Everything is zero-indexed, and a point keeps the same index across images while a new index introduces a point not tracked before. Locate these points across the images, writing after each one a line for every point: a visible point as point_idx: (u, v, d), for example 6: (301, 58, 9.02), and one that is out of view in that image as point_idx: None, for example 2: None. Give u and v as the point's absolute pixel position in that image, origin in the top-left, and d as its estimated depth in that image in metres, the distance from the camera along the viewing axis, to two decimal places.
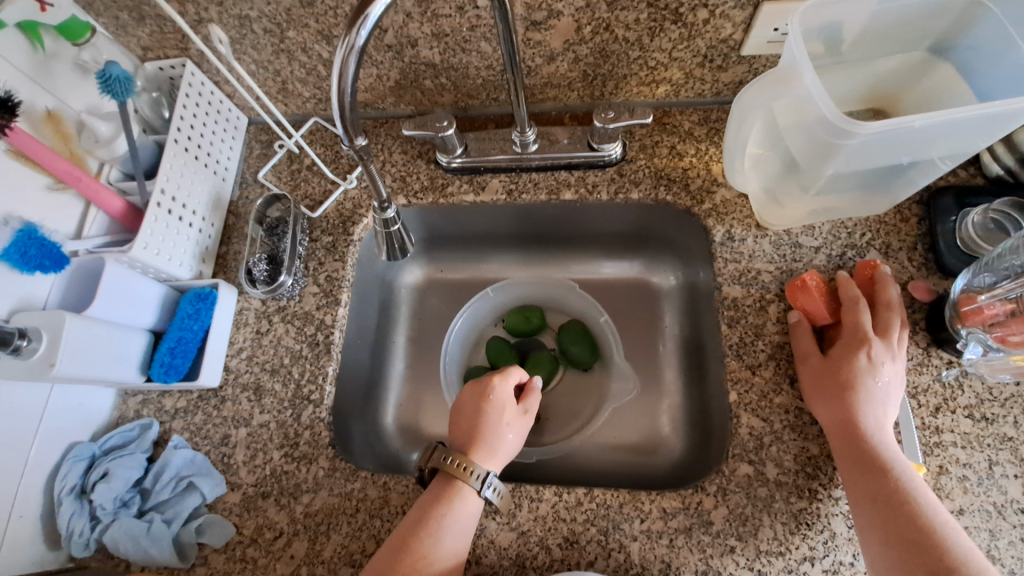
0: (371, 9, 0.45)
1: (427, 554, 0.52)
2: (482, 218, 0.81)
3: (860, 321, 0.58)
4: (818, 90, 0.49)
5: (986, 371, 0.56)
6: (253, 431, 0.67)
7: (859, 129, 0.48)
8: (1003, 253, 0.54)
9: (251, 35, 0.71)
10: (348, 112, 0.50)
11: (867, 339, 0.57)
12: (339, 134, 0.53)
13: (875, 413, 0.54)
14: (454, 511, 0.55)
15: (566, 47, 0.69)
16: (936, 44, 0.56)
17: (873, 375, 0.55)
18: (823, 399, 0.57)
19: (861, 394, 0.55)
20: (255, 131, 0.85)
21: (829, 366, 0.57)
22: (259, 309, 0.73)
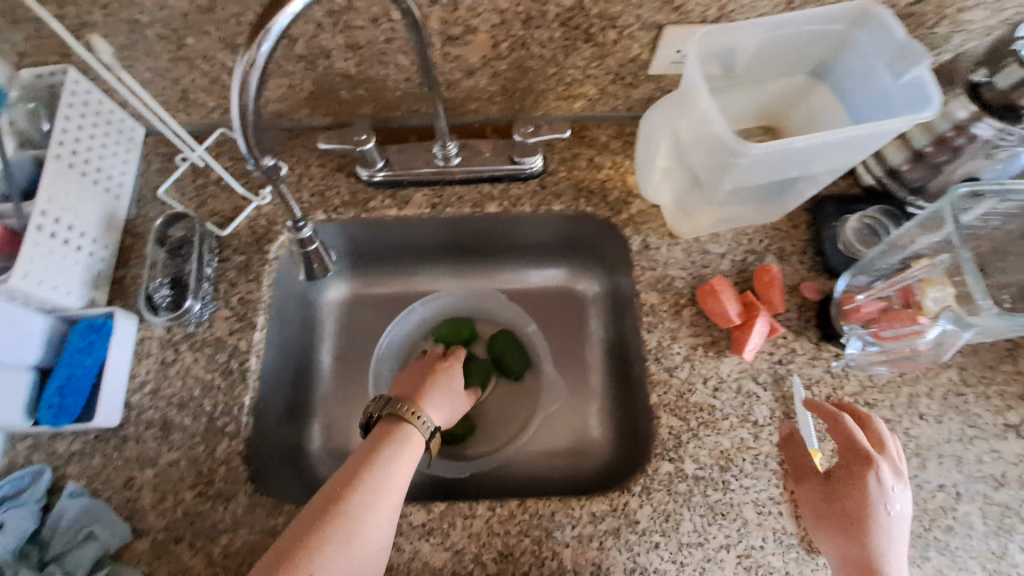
0: (273, 22, 0.43)
1: (373, 495, 0.52)
2: (406, 232, 0.80)
3: (855, 439, 0.56)
4: (713, 113, 0.53)
5: (864, 362, 0.64)
6: (161, 470, 0.62)
7: (750, 149, 0.52)
8: (874, 257, 0.61)
9: (144, 42, 0.65)
10: (251, 130, 0.48)
11: (873, 459, 0.55)
12: (243, 155, 0.50)
13: (885, 538, 0.53)
14: (399, 455, 0.56)
15: (484, 62, 0.69)
16: (814, 68, 0.62)
17: (880, 501, 0.54)
18: (830, 531, 0.55)
19: (874, 522, 0.53)
20: (154, 143, 0.78)
21: (836, 494, 0.55)
22: (163, 338, 0.68)
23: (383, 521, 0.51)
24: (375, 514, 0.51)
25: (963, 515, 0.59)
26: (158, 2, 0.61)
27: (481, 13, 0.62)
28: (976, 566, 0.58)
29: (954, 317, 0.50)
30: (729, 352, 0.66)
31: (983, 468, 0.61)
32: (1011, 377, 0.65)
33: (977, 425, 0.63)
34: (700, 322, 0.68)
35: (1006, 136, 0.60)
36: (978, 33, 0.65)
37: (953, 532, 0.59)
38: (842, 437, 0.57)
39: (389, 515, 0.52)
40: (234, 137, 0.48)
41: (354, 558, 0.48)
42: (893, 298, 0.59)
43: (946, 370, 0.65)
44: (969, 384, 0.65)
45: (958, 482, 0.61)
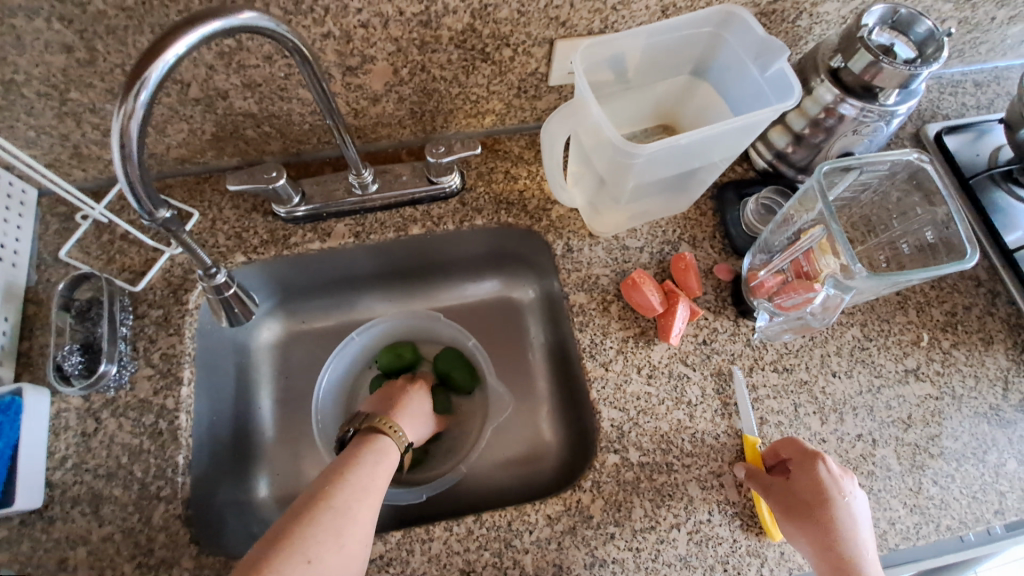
0: (148, 73, 0.42)
1: (361, 488, 0.54)
2: (334, 263, 0.79)
3: (799, 443, 0.61)
4: (603, 119, 0.56)
5: (771, 333, 0.68)
6: (93, 548, 0.58)
7: (640, 150, 0.56)
8: (770, 235, 0.66)
9: (22, 100, 0.62)
10: (139, 182, 0.46)
11: (815, 452, 0.60)
12: (135, 208, 0.48)
13: (845, 522, 0.56)
14: (382, 454, 0.59)
15: (388, 88, 0.70)
16: (695, 67, 0.67)
17: (834, 487, 0.58)
18: (802, 525, 0.57)
19: (834, 507, 0.57)
20: (49, 203, 0.74)
21: (797, 489, 0.58)
22: (81, 408, 0.64)
23: (370, 513, 0.54)
24: (364, 505, 0.53)
25: (881, 459, 0.65)
26: (32, 59, 0.58)
27: (375, 42, 0.63)
28: (897, 504, 0.63)
29: (835, 282, 0.56)
30: (657, 339, 0.69)
31: (892, 413, 0.67)
32: (906, 326, 0.72)
33: (882, 375, 0.69)
34: (628, 314, 0.71)
35: (869, 113, 0.67)
36: (833, 23, 0.72)
37: (874, 476, 0.64)
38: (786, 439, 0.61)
39: (375, 508, 0.55)
40: (121, 190, 0.46)
41: (345, 546, 0.50)
42: (787, 270, 0.63)
43: (850, 328, 0.71)
44: (871, 338, 0.71)
45: (873, 429, 0.66)
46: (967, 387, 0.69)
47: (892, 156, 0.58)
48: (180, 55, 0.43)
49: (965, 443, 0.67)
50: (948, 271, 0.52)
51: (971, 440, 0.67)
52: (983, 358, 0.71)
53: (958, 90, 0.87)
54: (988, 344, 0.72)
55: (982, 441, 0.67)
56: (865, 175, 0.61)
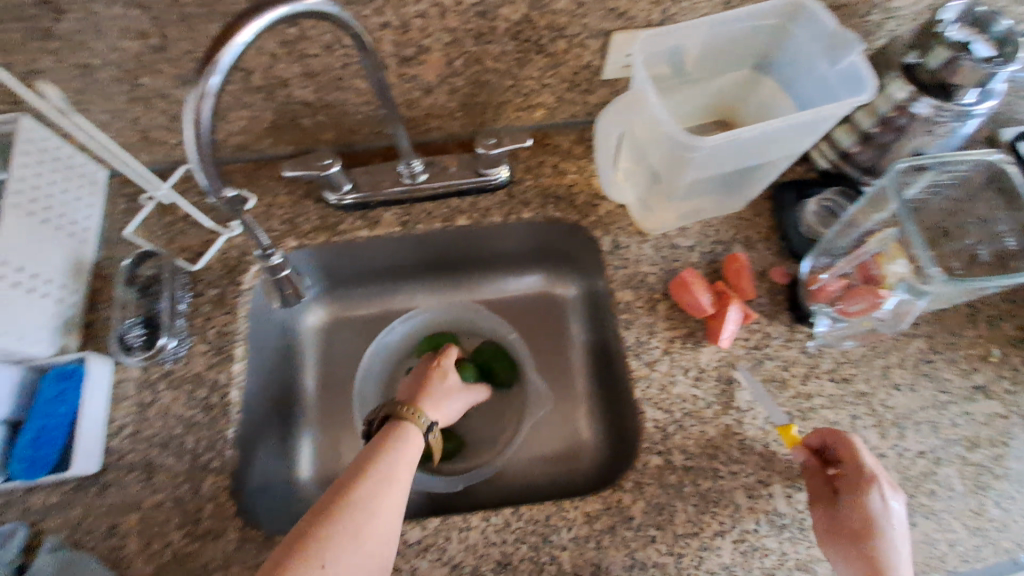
0: (219, 55, 0.43)
1: (381, 484, 0.53)
2: (381, 252, 0.80)
3: (857, 459, 0.57)
4: (662, 111, 0.54)
5: (832, 338, 0.66)
6: (146, 514, 0.61)
7: (701, 144, 0.54)
8: (834, 237, 0.63)
9: (98, 85, 0.65)
10: (208, 162, 0.48)
11: (872, 475, 0.56)
12: (202, 186, 0.50)
13: (891, 553, 0.53)
14: (403, 446, 0.57)
15: (441, 80, 0.70)
16: (758, 62, 0.65)
17: (883, 516, 0.54)
18: (841, 550, 0.55)
19: (881, 538, 0.53)
20: (117, 185, 0.78)
21: (843, 512, 0.56)
22: (140, 379, 0.67)
23: (391, 510, 0.52)
24: (384, 501, 0.52)
25: (944, 478, 0.61)
26: (109, 44, 0.61)
27: (432, 33, 0.63)
28: (961, 527, 0.59)
29: (907, 287, 0.53)
30: (706, 341, 0.67)
31: (957, 431, 0.63)
32: (974, 340, 0.68)
33: (947, 390, 0.65)
34: (676, 314, 0.69)
35: (943, 112, 0.63)
36: (906, 18, 0.69)
37: (936, 495, 0.60)
38: (843, 451, 0.58)
39: (396, 505, 0.53)
40: (192, 171, 0.48)
41: (363, 545, 0.48)
42: (852, 274, 0.61)
43: (914, 339, 0.67)
44: (936, 351, 0.67)
45: (936, 446, 0.62)
46: None
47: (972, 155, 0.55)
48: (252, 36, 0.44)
49: None
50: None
51: None
52: None
53: None
54: None
55: None
56: (941, 176, 0.57)
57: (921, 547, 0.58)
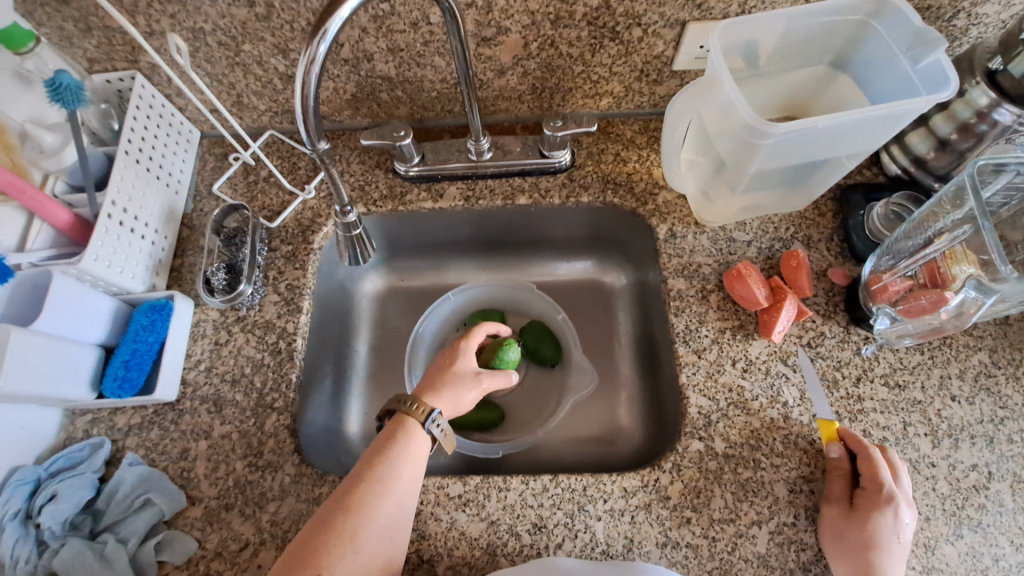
0: (329, 24, 0.47)
1: (381, 486, 0.54)
2: (441, 225, 0.84)
3: (878, 473, 0.57)
4: (739, 98, 0.55)
5: (893, 338, 0.64)
6: (214, 442, 0.66)
7: (773, 129, 0.54)
8: (899, 237, 0.62)
9: (205, 48, 0.71)
10: (312, 120, 0.52)
11: (891, 493, 0.56)
12: (303, 140, 0.54)
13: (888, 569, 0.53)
14: (408, 444, 0.58)
15: (515, 62, 0.73)
16: (835, 59, 0.65)
17: (891, 533, 0.54)
18: (841, 556, 0.55)
19: (883, 554, 0.54)
20: (208, 144, 0.85)
21: (854, 521, 0.55)
22: (217, 320, 0.72)
23: (393, 511, 0.54)
24: (382, 500, 0.54)
25: (995, 493, 0.59)
26: (220, 11, 0.66)
27: (513, 14, 0.66)
28: (1007, 543, 0.58)
29: (977, 284, 0.54)
30: (757, 334, 0.67)
31: (1014, 447, 0.61)
32: None
33: (1007, 406, 0.63)
34: (728, 306, 0.69)
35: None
36: (994, 25, 0.67)
37: (985, 510, 0.59)
38: (868, 461, 0.58)
39: (398, 506, 0.55)
40: (297, 125, 0.52)
41: (359, 551, 0.51)
42: (919, 274, 0.60)
43: (976, 352, 0.65)
44: (999, 366, 0.65)
45: (990, 461, 0.61)
46: None
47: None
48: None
49: None
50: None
51: None
52: None
53: None
54: None
55: None
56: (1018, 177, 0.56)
57: (964, 559, 0.57)
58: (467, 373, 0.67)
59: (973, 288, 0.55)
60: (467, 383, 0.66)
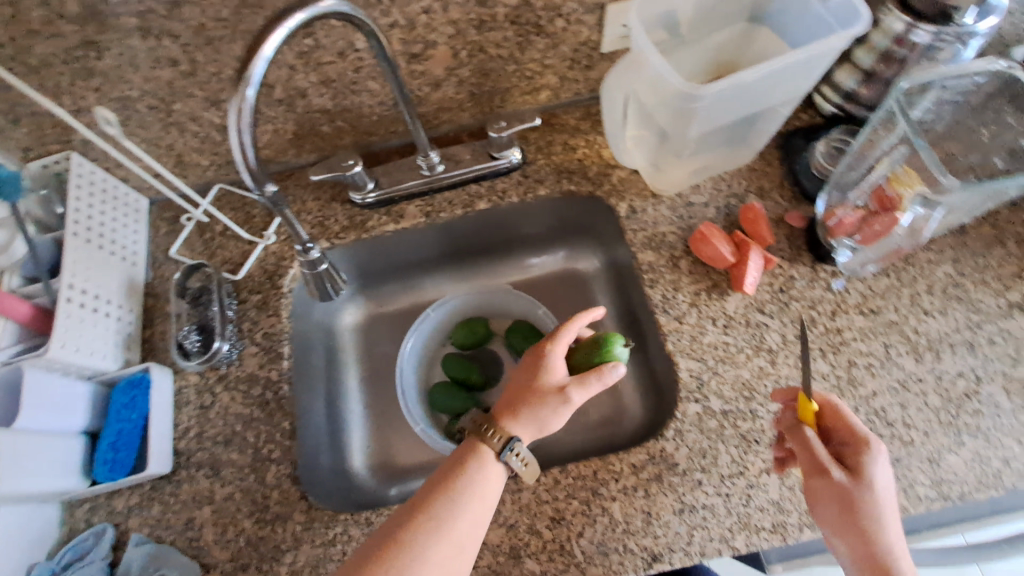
0: (251, 70, 0.47)
1: (435, 525, 0.51)
2: (408, 245, 0.84)
3: (854, 425, 0.54)
4: (666, 68, 0.56)
5: (857, 265, 0.67)
6: (217, 506, 0.65)
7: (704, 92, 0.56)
8: (844, 170, 0.65)
9: (137, 115, 0.71)
10: (254, 165, 0.52)
11: (868, 440, 0.53)
12: (248, 185, 0.54)
13: (893, 521, 0.51)
14: (471, 484, 0.54)
15: (449, 72, 0.74)
16: (751, 14, 0.66)
17: (883, 483, 0.52)
18: (851, 531, 0.50)
19: (884, 513, 0.50)
20: (159, 210, 0.83)
21: (852, 489, 0.51)
22: (198, 384, 0.71)
23: (447, 557, 0.50)
24: (438, 540, 0.50)
25: (988, 396, 0.61)
26: (145, 75, 0.66)
27: (436, 28, 0.67)
28: (1011, 442, 0.59)
29: (921, 199, 0.56)
30: (731, 290, 0.69)
31: (997, 349, 0.63)
32: (1005, 260, 0.67)
33: (981, 311, 0.65)
34: (698, 269, 0.70)
35: (946, 37, 0.64)
36: None
37: (981, 414, 0.60)
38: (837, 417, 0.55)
39: (454, 552, 0.51)
40: (239, 172, 0.51)
41: None
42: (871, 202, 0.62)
43: (940, 265, 0.67)
44: (965, 274, 0.67)
45: (975, 366, 0.62)
46: None
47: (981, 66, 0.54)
48: (282, 39, 0.48)
49: None
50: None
51: None
52: None
53: None
54: None
55: None
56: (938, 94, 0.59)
57: (971, 466, 0.59)
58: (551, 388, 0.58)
59: (921, 205, 0.57)
60: (546, 402, 0.57)
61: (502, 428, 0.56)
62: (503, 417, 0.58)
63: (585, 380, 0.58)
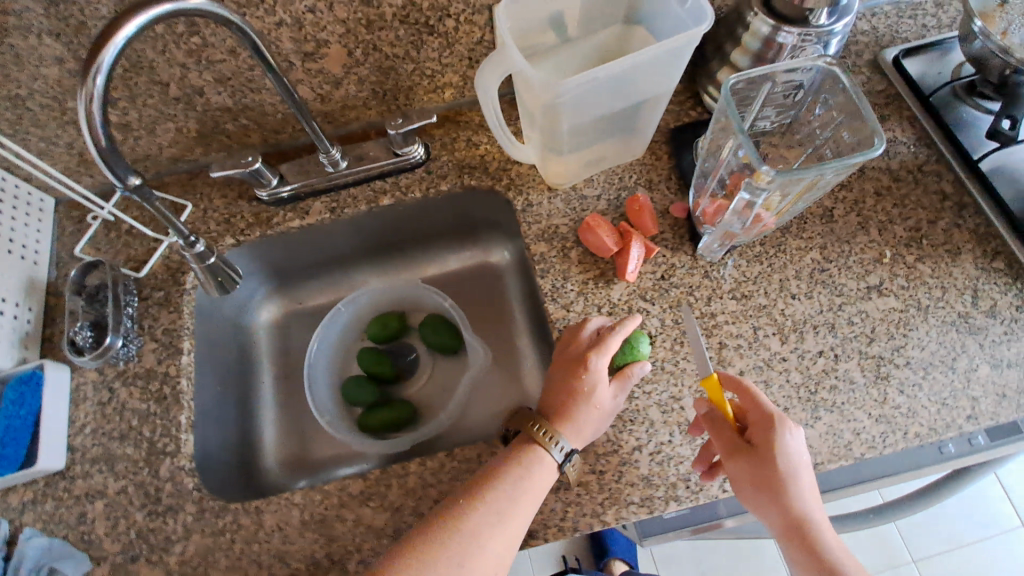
0: (100, 57, 0.46)
1: (496, 518, 0.57)
2: (319, 242, 0.86)
3: (764, 407, 0.59)
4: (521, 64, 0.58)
5: (709, 249, 0.70)
6: (110, 500, 0.66)
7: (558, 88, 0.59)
8: (704, 164, 0.67)
9: (30, 114, 0.71)
10: (114, 160, 0.50)
11: (778, 417, 0.58)
12: (110, 179, 0.52)
13: (807, 487, 0.57)
14: (531, 476, 0.59)
15: (347, 71, 0.75)
16: (627, 16, 0.70)
17: (798, 453, 0.57)
18: (766, 500, 0.57)
19: (793, 483, 0.56)
20: (65, 209, 0.83)
21: (769, 465, 0.56)
22: (97, 380, 0.72)
23: (501, 547, 0.56)
24: (495, 532, 0.56)
25: (844, 373, 0.66)
26: (32, 74, 0.66)
27: (325, 26, 0.68)
28: (861, 414, 0.64)
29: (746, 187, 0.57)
30: (616, 279, 0.72)
31: (854, 329, 0.68)
32: (868, 245, 0.71)
33: (843, 293, 0.69)
34: (587, 258, 0.74)
35: (808, 37, 0.68)
36: None
37: (837, 390, 0.65)
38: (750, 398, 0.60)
39: (510, 539, 0.57)
40: (100, 169, 0.50)
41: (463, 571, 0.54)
42: (717, 192, 0.65)
43: (809, 252, 0.72)
44: (831, 260, 0.71)
45: (834, 345, 0.67)
46: (934, 299, 0.68)
47: (791, 66, 0.56)
48: (143, 26, 0.48)
49: (933, 351, 0.66)
50: (857, 162, 0.50)
51: (939, 349, 0.66)
52: (951, 269, 0.70)
53: (920, 12, 0.85)
54: (956, 255, 0.70)
55: (951, 349, 0.66)
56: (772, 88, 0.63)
57: (825, 438, 0.63)
58: (596, 391, 0.62)
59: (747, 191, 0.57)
60: (595, 413, 0.62)
61: (555, 431, 0.61)
62: (551, 421, 0.62)
63: (621, 384, 0.64)
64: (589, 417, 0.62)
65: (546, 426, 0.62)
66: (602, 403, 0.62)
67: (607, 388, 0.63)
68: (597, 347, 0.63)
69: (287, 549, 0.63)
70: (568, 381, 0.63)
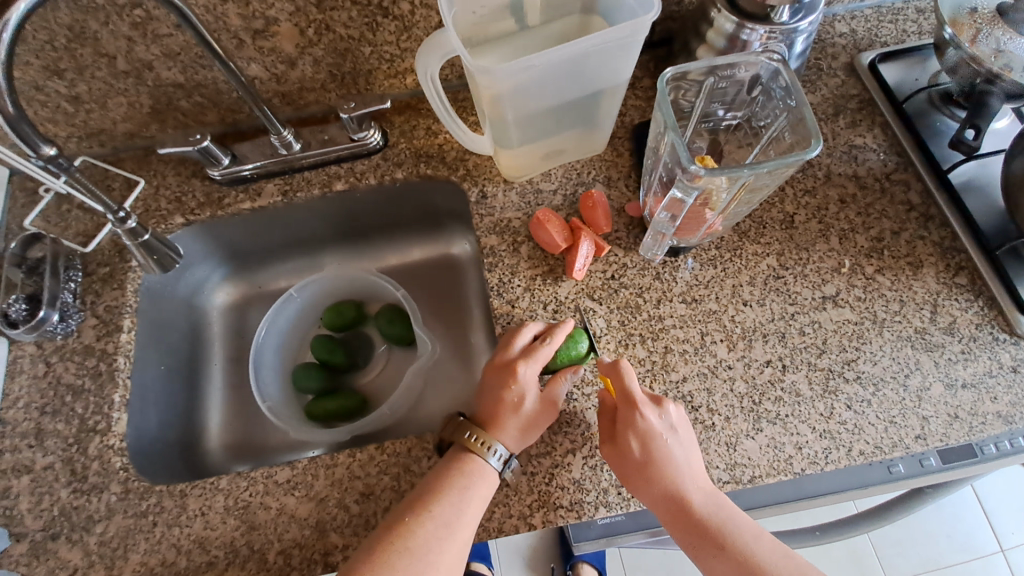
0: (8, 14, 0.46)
1: (445, 530, 0.55)
2: (275, 225, 0.85)
3: (625, 395, 0.59)
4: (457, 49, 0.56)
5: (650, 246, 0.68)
6: (36, 476, 0.65)
7: (495, 75, 0.56)
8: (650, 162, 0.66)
9: None
10: (22, 124, 0.52)
11: (636, 404, 0.59)
12: (22, 146, 0.55)
13: (693, 482, 0.57)
14: (474, 486, 0.57)
15: (300, 51, 0.74)
16: (585, 6, 0.67)
17: (660, 439, 0.57)
18: (637, 489, 0.58)
19: (656, 470, 0.57)
20: (19, 180, 0.82)
21: (628, 451, 0.58)
22: (35, 354, 0.71)
23: (454, 558, 0.55)
24: (444, 545, 0.54)
25: (791, 384, 0.63)
26: None
27: (273, 4, 0.67)
28: (805, 428, 0.61)
29: (678, 183, 0.56)
30: (564, 276, 0.70)
31: (806, 339, 0.65)
32: (826, 254, 0.69)
33: (797, 302, 0.67)
34: (537, 253, 0.72)
35: (774, 35, 0.65)
36: None
37: (782, 401, 0.63)
38: (619, 387, 0.60)
39: (459, 549, 0.55)
40: (7, 131, 0.52)
41: None
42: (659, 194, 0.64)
43: (765, 258, 0.69)
44: (787, 267, 0.69)
45: (784, 354, 0.65)
46: (891, 312, 0.66)
47: (736, 60, 0.57)
48: None
49: (885, 367, 0.64)
50: (789, 163, 0.50)
51: (892, 364, 0.64)
52: (911, 282, 0.67)
53: (901, 17, 0.82)
54: (917, 269, 0.68)
55: (904, 365, 0.64)
56: (722, 82, 0.61)
57: (765, 451, 0.61)
58: (529, 398, 0.61)
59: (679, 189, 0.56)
60: (530, 421, 0.60)
61: (488, 436, 0.60)
62: (483, 428, 0.61)
63: (557, 390, 0.62)
64: (523, 424, 0.60)
65: (479, 433, 0.60)
66: (537, 408, 0.61)
67: (542, 394, 0.62)
68: (527, 355, 0.62)
69: (208, 535, 0.62)
70: (500, 386, 0.61)
